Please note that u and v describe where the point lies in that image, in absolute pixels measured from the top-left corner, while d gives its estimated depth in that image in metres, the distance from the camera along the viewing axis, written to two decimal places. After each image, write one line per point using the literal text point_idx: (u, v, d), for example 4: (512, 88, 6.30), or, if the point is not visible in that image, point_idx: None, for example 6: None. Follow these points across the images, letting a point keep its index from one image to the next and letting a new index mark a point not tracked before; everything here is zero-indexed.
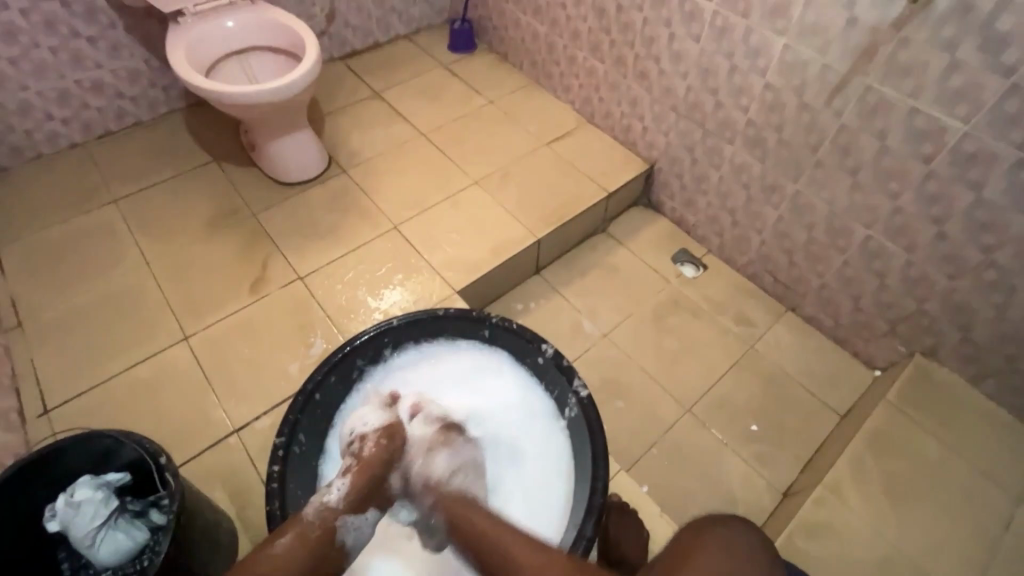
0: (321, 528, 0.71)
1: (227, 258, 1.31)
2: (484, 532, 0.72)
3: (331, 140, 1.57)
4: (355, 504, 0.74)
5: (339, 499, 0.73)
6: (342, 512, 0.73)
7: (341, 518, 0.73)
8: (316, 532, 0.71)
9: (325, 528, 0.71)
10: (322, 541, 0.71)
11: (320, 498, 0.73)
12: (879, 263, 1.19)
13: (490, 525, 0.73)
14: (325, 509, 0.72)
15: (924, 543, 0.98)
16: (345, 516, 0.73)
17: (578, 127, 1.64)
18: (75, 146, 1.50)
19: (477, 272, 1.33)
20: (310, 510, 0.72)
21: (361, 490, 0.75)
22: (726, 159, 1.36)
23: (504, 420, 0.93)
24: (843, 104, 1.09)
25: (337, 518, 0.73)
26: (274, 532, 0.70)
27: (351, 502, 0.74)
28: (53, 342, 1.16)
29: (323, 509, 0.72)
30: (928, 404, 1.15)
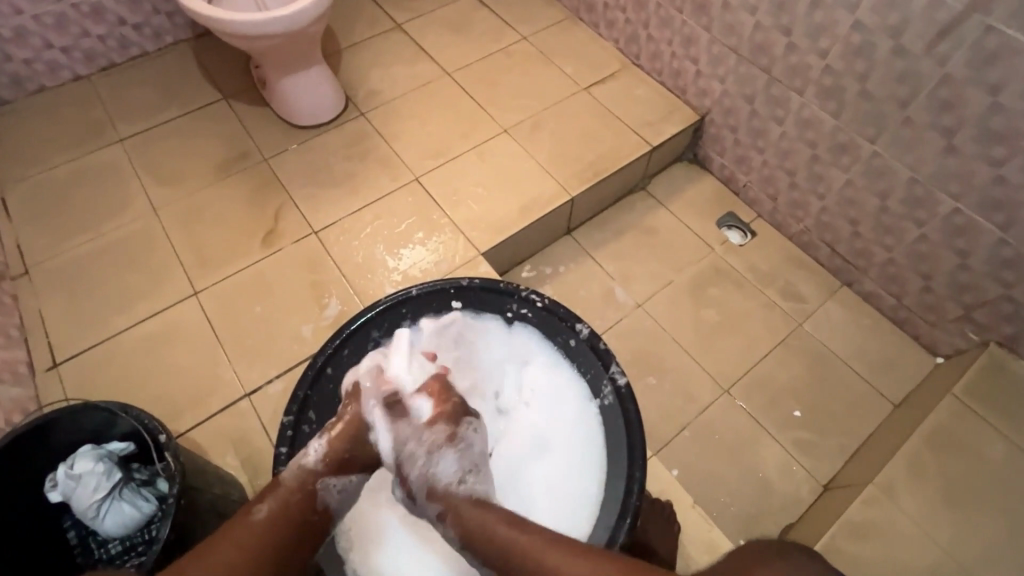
0: (300, 492, 0.69)
1: (238, 208, 1.23)
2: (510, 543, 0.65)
3: (348, 77, 1.43)
4: (333, 465, 0.72)
5: (317, 461, 0.71)
6: (322, 475, 0.71)
7: (322, 481, 0.71)
8: (294, 497, 0.69)
9: (304, 492, 0.69)
10: (305, 502, 0.69)
11: (297, 461, 0.71)
12: (964, 239, 1.04)
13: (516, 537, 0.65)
14: (303, 472, 0.70)
15: (985, 554, 0.87)
16: (323, 478, 0.71)
17: (622, 69, 1.46)
18: (77, 78, 1.39)
19: (504, 233, 1.22)
20: (287, 472, 0.70)
21: (340, 450, 0.73)
22: (792, 112, 1.19)
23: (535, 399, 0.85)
24: (951, 49, 0.91)
25: (316, 478, 0.70)
26: (252, 500, 0.69)
27: (329, 463, 0.71)
28: (62, 293, 1.11)
29: (301, 471, 0.70)
30: (1001, 400, 1.02)
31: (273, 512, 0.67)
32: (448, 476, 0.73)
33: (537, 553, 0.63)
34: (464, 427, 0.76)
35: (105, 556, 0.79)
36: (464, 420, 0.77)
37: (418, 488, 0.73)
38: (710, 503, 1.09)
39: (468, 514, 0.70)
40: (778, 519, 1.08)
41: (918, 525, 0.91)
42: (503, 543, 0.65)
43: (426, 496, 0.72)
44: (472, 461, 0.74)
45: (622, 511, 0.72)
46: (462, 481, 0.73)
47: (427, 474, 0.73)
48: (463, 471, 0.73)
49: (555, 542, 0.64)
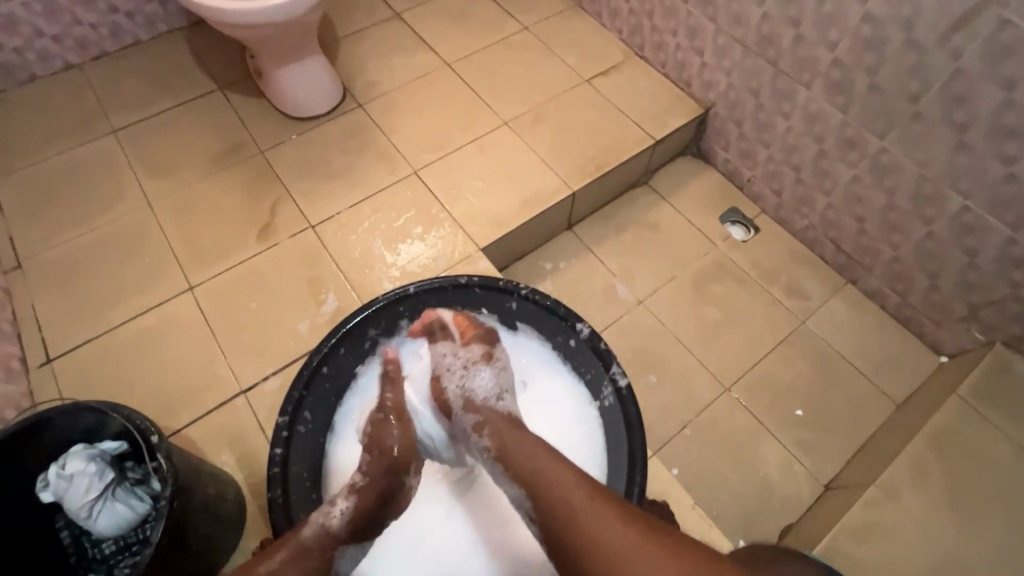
0: (319, 559, 0.63)
1: (233, 201, 1.21)
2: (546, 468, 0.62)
3: (345, 67, 1.40)
4: (356, 532, 0.67)
5: (341, 524, 0.66)
6: (342, 541, 0.66)
7: (341, 548, 0.66)
8: (313, 562, 0.63)
9: (321, 559, 0.64)
10: (321, 569, 0.64)
11: (320, 520, 0.65)
12: (973, 238, 1.02)
13: (549, 465, 0.63)
14: (325, 536, 0.64)
15: (989, 558, 0.86)
16: (344, 545, 0.66)
17: (625, 61, 1.43)
18: (69, 67, 1.36)
19: (504, 228, 1.20)
20: (308, 533, 0.64)
21: (364, 516, 0.68)
22: (799, 106, 1.17)
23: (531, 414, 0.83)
24: (965, 43, 0.88)
25: (336, 546, 0.65)
26: (259, 556, 0.61)
27: (352, 531, 0.67)
28: (56, 286, 1.10)
29: (323, 534, 0.64)
30: (1006, 401, 1.00)
31: (289, 574, 0.60)
32: (486, 389, 0.74)
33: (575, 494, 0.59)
34: (497, 350, 0.79)
35: (99, 556, 0.80)
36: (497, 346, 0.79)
37: (455, 401, 0.74)
38: (711, 503, 1.08)
39: (504, 425, 0.70)
40: (779, 519, 1.07)
41: (921, 528, 0.90)
42: (534, 471, 0.63)
43: (463, 406, 0.73)
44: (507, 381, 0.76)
45: None
46: (499, 397, 0.74)
47: (466, 385, 0.75)
48: (500, 388, 0.75)
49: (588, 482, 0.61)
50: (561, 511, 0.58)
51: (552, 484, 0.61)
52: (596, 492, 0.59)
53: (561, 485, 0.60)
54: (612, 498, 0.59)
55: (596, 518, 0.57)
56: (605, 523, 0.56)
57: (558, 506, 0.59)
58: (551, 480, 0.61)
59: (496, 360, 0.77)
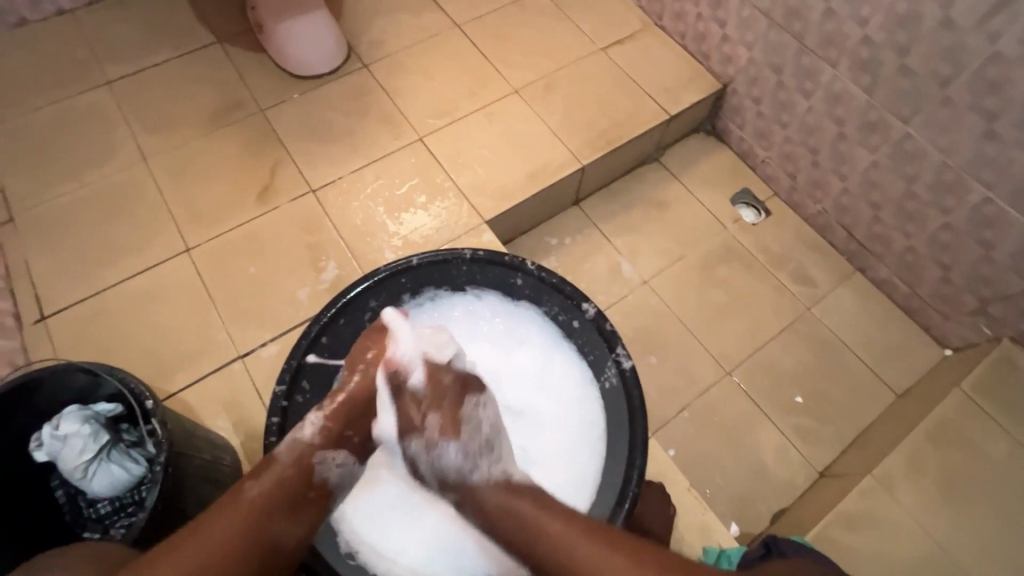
0: (295, 468, 0.67)
1: (232, 162, 1.17)
2: (518, 507, 0.66)
3: (350, 25, 1.34)
4: (331, 440, 0.70)
5: (313, 434, 0.69)
6: (319, 449, 0.69)
7: (318, 455, 0.69)
8: (290, 471, 0.66)
9: (298, 469, 0.67)
10: (300, 477, 0.67)
11: (294, 432, 0.69)
12: (992, 230, 0.99)
13: (546, 518, 0.64)
14: (298, 446, 0.68)
15: (979, 550, 0.87)
16: (321, 452, 0.69)
17: (642, 29, 1.37)
18: (61, 13, 1.30)
19: (511, 200, 1.17)
20: (284, 452, 0.67)
21: (336, 429, 0.71)
22: (822, 85, 1.12)
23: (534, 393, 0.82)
24: (1005, 24, 0.84)
25: (314, 455, 0.68)
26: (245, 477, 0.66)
27: (325, 440, 0.69)
28: (48, 243, 1.07)
29: (298, 445, 0.68)
30: (1009, 397, 1.00)
31: (267, 493, 0.64)
32: (458, 459, 0.71)
33: (548, 529, 0.63)
34: (467, 408, 0.73)
35: (93, 516, 0.78)
36: (464, 404, 0.73)
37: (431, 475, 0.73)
38: (704, 484, 1.09)
39: (489, 493, 0.68)
40: (771, 505, 1.08)
41: (916, 523, 0.90)
42: (523, 520, 0.65)
43: (439, 485, 0.72)
44: (481, 444, 0.72)
45: (622, 493, 0.72)
46: (473, 467, 0.70)
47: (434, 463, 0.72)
48: (472, 456, 0.71)
49: (551, 509, 0.66)
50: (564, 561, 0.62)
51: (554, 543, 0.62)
52: (585, 531, 0.63)
53: (560, 532, 0.63)
54: (582, 522, 0.64)
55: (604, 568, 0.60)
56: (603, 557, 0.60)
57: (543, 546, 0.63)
58: (538, 524, 0.64)
59: (467, 425, 0.72)
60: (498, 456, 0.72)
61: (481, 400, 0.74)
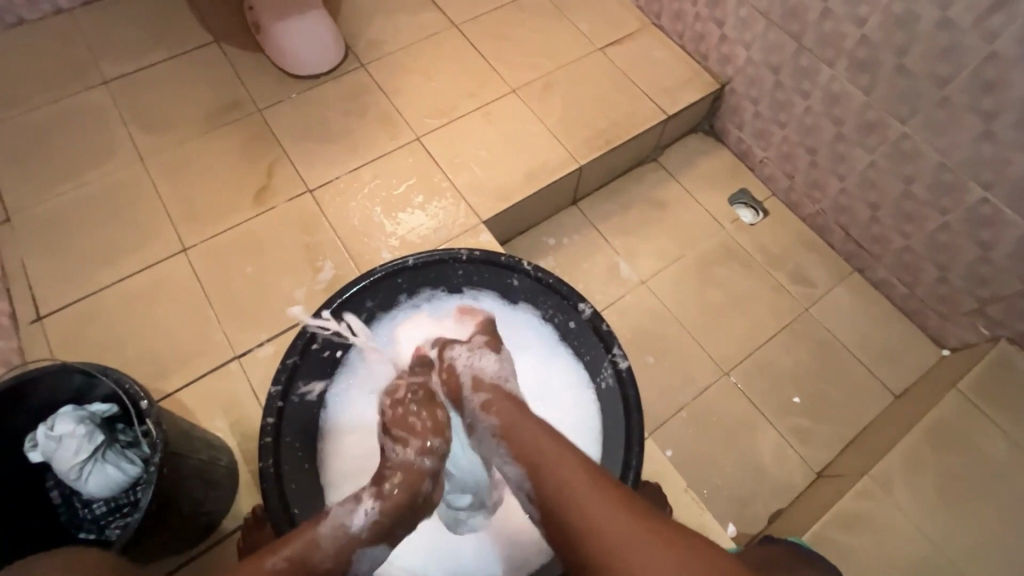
0: (335, 558, 0.61)
1: (229, 161, 1.17)
2: (545, 446, 0.64)
3: (348, 24, 1.34)
4: (377, 536, 0.65)
5: (363, 524, 0.64)
6: (362, 542, 0.63)
7: (359, 549, 0.63)
8: (326, 561, 0.60)
9: (336, 560, 0.61)
10: (336, 571, 0.61)
11: (340, 515, 0.63)
12: (989, 231, 0.99)
13: (553, 447, 0.64)
14: (344, 531, 0.63)
15: (977, 551, 0.87)
16: (362, 547, 0.64)
17: (641, 29, 1.37)
18: (58, 12, 1.30)
19: (508, 200, 1.17)
20: (326, 528, 0.62)
21: (386, 522, 0.66)
22: (820, 85, 1.12)
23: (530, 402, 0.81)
24: (1003, 24, 0.84)
25: (353, 547, 0.63)
26: (274, 542, 0.60)
27: (372, 533, 0.64)
28: (45, 243, 1.07)
29: (341, 531, 0.62)
30: (1007, 397, 0.99)
31: (295, 570, 0.58)
32: (495, 369, 0.76)
33: (567, 474, 0.60)
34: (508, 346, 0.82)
35: (89, 516, 0.78)
36: (505, 345, 0.82)
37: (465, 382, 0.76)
38: (701, 484, 1.09)
39: (510, 408, 0.70)
40: (769, 505, 1.08)
41: (913, 523, 0.90)
42: (546, 455, 0.63)
43: (472, 386, 0.74)
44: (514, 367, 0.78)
45: None
46: (507, 377, 0.76)
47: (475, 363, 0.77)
48: (506, 372, 0.77)
49: (581, 460, 0.62)
50: (556, 489, 0.60)
51: (552, 464, 0.62)
52: (584, 465, 0.61)
53: (561, 467, 0.61)
54: (610, 481, 0.59)
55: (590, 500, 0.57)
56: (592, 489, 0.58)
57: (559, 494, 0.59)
58: (557, 470, 0.61)
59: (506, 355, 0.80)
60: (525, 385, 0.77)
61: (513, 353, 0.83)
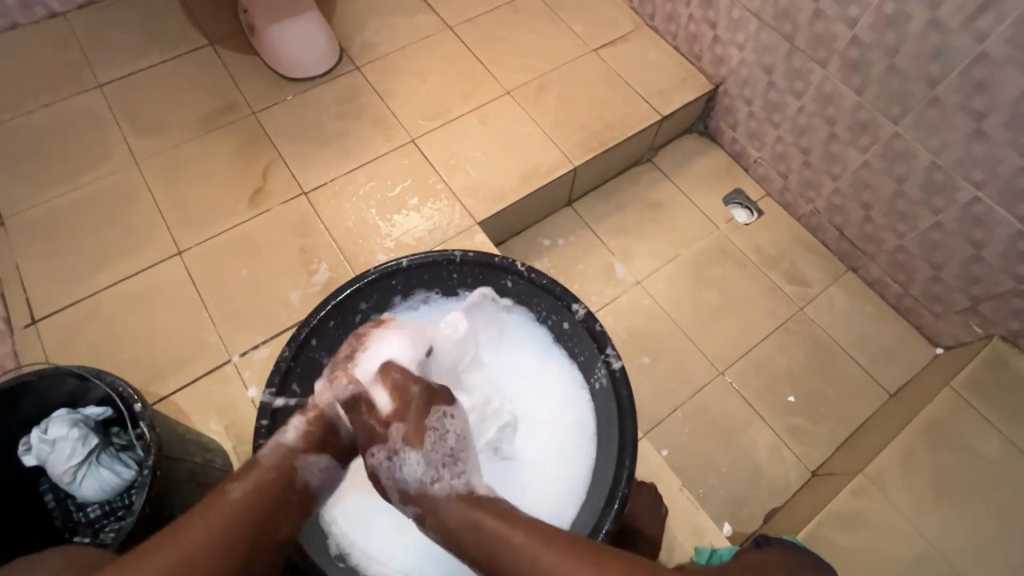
0: (276, 470, 0.69)
1: (223, 164, 1.17)
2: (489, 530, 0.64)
3: (342, 27, 1.34)
4: (312, 445, 0.71)
5: (295, 438, 0.70)
6: (300, 451, 0.70)
7: (299, 458, 0.70)
8: (272, 473, 0.68)
9: (279, 472, 0.69)
10: (285, 477, 0.69)
11: (275, 436, 0.70)
12: (981, 230, 1.00)
13: (515, 533, 0.63)
14: (281, 449, 0.70)
15: (971, 550, 0.87)
16: (303, 454, 0.70)
17: (635, 30, 1.38)
18: (52, 16, 1.30)
19: (503, 202, 1.17)
20: (266, 452, 0.69)
21: (320, 434, 0.72)
22: (812, 85, 1.12)
23: (523, 399, 0.82)
24: (992, 24, 0.84)
25: (294, 457, 0.70)
26: (228, 479, 0.68)
27: (307, 442, 0.71)
28: (39, 247, 1.07)
29: (279, 447, 0.70)
30: (1000, 395, 1.00)
31: (248, 494, 0.66)
32: (418, 473, 0.70)
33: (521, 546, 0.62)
34: (434, 418, 0.73)
35: (84, 520, 0.78)
36: (430, 414, 0.73)
37: (390, 488, 0.71)
38: (697, 484, 1.09)
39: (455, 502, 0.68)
40: (764, 504, 1.08)
41: (907, 521, 0.90)
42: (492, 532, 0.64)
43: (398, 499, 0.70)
44: (445, 455, 0.71)
45: (610, 496, 0.71)
46: (435, 479, 0.70)
47: (396, 473, 0.71)
48: (433, 467, 0.70)
49: (527, 528, 0.63)
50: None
51: (520, 555, 0.61)
52: (548, 540, 0.61)
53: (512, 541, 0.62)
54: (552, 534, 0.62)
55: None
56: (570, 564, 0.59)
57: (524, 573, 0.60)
58: (507, 550, 0.62)
59: (434, 432, 0.72)
60: (462, 469, 0.71)
61: (446, 412, 0.73)
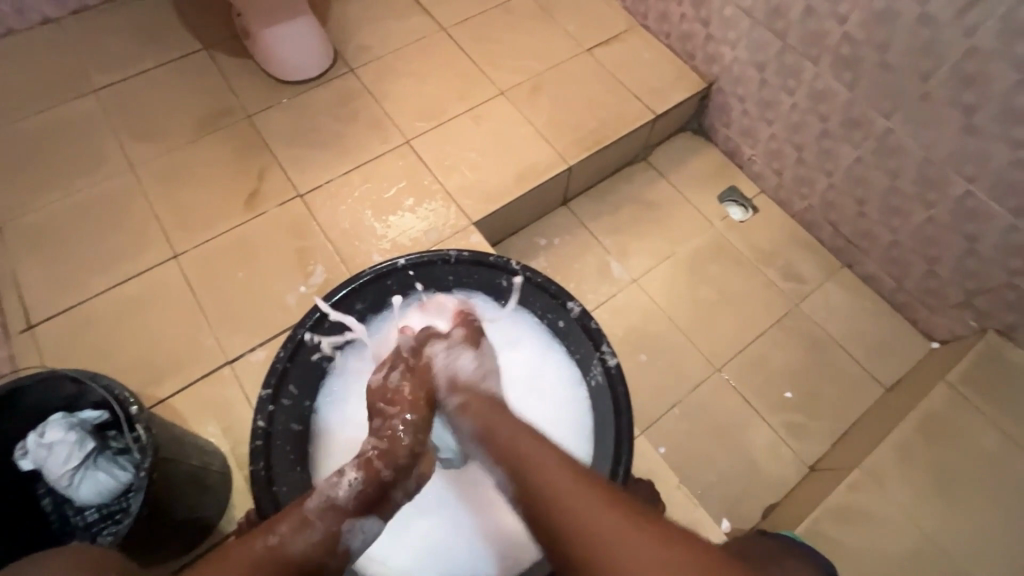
0: (324, 531, 0.62)
1: (219, 168, 1.17)
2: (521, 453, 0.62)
3: (336, 30, 1.35)
4: (364, 504, 0.66)
5: (348, 496, 0.65)
6: (350, 514, 0.65)
7: (348, 522, 0.64)
8: (317, 535, 0.61)
9: (326, 532, 0.62)
10: (330, 540, 0.62)
11: (327, 489, 0.64)
12: (974, 224, 1.00)
13: (529, 448, 0.62)
14: (332, 506, 0.64)
15: (969, 543, 0.88)
16: (351, 518, 0.65)
17: (627, 30, 1.38)
18: (46, 22, 1.30)
19: (499, 202, 1.17)
20: (313, 503, 0.63)
21: (373, 491, 0.67)
22: (805, 83, 1.13)
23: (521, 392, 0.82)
24: (981, 18, 0.85)
25: (343, 520, 0.64)
26: (271, 522, 0.60)
27: (358, 502, 0.66)
28: (35, 252, 1.07)
29: (329, 504, 0.63)
30: (996, 388, 1.00)
31: (292, 550, 0.59)
32: (471, 369, 0.74)
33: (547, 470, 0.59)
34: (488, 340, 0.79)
35: (82, 523, 0.78)
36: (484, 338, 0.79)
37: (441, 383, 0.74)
38: (696, 481, 1.10)
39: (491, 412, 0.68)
40: (763, 501, 1.08)
41: (905, 515, 0.90)
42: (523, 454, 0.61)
43: (448, 388, 0.73)
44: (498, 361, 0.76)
45: None
46: (486, 378, 0.74)
47: (448, 363, 0.75)
48: (486, 369, 0.75)
49: (566, 464, 0.59)
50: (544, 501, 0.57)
51: (545, 477, 0.58)
52: (568, 468, 0.59)
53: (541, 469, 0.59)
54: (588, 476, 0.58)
55: (575, 499, 0.55)
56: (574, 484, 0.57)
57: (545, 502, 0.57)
58: (538, 467, 0.59)
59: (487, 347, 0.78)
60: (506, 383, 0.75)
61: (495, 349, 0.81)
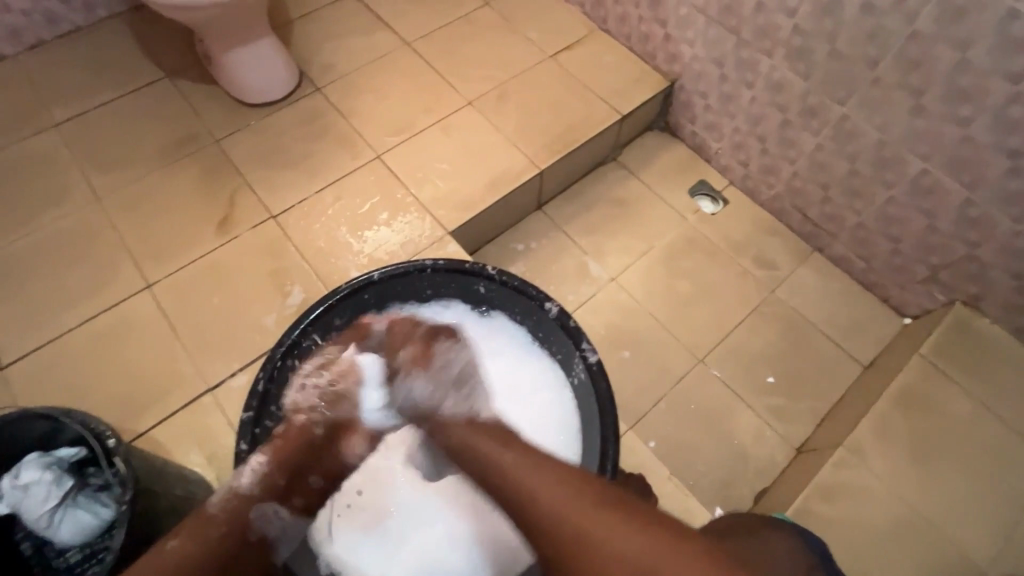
0: (226, 524, 0.65)
1: (188, 195, 1.16)
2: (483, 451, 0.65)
3: (300, 50, 1.35)
4: (269, 488, 0.69)
5: (251, 482, 0.68)
6: (254, 499, 0.68)
7: (253, 506, 0.68)
8: (220, 529, 0.64)
9: (229, 522, 0.65)
10: (234, 531, 0.65)
11: (228, 483, 0.67)
12: (932, 201, 1.04)
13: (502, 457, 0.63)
14: (234, 497, 0.67)
15: (951, 510, 0.90)
16: (258, 502, 0.68)
17: (589, 35, 1.41)
18: (2, 59, 1.28)
19: (473, 210, 1.18)
20: (214, 503, 0.66)
21: (276, 475, 0.70)
22: (761, 75, 1.16)
23: (506, 400, 0.82)
24: (920, 4, 0.88)
25: (249, 505, 0.68)
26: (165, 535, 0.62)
27: (265, 488, 0.69)
28: (1, 292, 1.05)
29: (231, 495, 0.67)
30: (965, 357, 1.04)
31: (195, 546, 0.62)
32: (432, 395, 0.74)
33: (515, 470, 0.61)
34: (439, 349, 0.76)
35: (64, 566, 0.76)
36: (436, 347, 0.77)
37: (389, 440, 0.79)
38: (686, 472, 1.11)
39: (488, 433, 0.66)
40: (753, 486, 1.10)
41: (888, 486, 0.92)
42: (484, 459, 0.64)
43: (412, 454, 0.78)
44: (454, 377, 0.74)
45: None
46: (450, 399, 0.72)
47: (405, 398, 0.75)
48: (443, 387, 0.74)
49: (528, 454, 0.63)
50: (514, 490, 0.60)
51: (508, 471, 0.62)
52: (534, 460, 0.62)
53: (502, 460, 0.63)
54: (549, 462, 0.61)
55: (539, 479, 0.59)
56: (552, 487, 0.57)
57: (514, 491, 0.60)
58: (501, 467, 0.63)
59: (440, 360, 0.76)
60: (468, 393, 0.73)
61: (454, 344, 0.78)
